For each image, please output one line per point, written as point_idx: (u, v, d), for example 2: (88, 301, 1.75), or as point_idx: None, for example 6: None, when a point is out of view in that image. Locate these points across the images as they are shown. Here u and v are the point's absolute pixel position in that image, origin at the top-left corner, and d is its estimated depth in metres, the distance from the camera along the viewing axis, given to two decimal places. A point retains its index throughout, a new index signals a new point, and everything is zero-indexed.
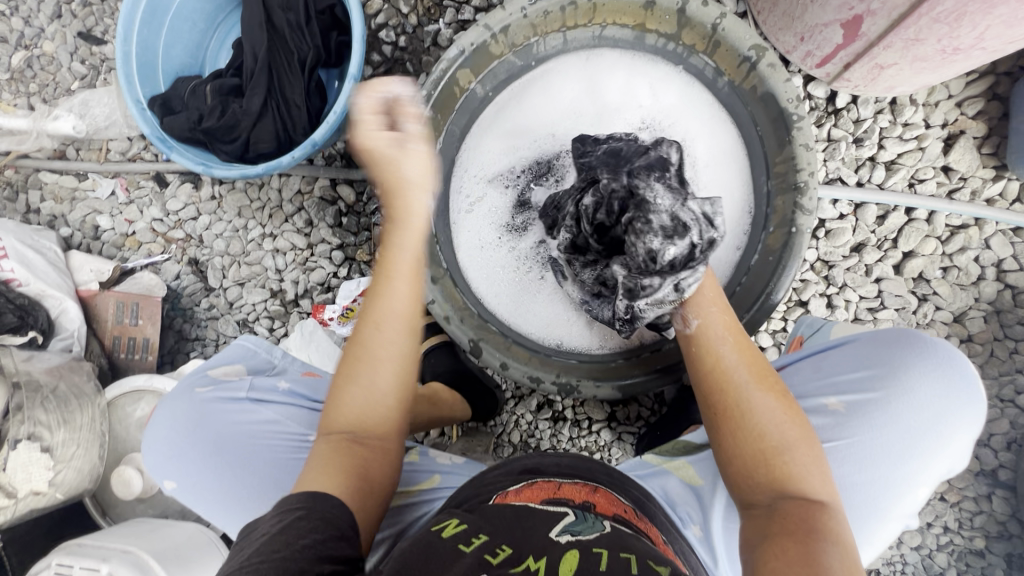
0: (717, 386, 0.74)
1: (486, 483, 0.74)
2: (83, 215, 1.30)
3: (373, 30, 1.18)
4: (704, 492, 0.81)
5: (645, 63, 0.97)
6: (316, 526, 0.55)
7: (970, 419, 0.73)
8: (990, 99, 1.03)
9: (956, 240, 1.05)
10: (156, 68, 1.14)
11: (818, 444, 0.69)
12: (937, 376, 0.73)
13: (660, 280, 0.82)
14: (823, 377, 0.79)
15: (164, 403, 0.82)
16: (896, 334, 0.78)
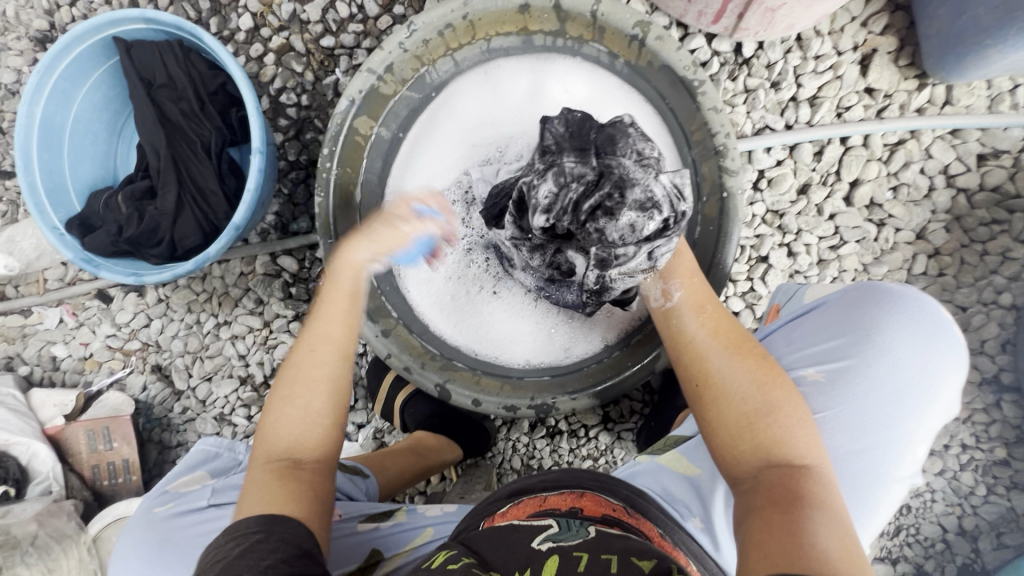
0: (694, 359, 0.73)
1: (475, 515, 0.72)
2: (37, 349, 1.28)
3: (273, 96, 1.16)
4: (702, 481, 0.79)
5: (544, 63, 0.94)
6: (278, 547, 0.56)
7: (951, 366, 0.70)
8: (894, 11, 1.01)
9: (897, 157, 1.02)
10: (67, 190, 1.12)
11: (802, 405, 0.66)
12: (911, 329, 0.71)
13: (635, 249, 0.72)
14: (799, 349, 0.76)
15: (121, 538, 0.71)
16: (863, 290, 0.75)
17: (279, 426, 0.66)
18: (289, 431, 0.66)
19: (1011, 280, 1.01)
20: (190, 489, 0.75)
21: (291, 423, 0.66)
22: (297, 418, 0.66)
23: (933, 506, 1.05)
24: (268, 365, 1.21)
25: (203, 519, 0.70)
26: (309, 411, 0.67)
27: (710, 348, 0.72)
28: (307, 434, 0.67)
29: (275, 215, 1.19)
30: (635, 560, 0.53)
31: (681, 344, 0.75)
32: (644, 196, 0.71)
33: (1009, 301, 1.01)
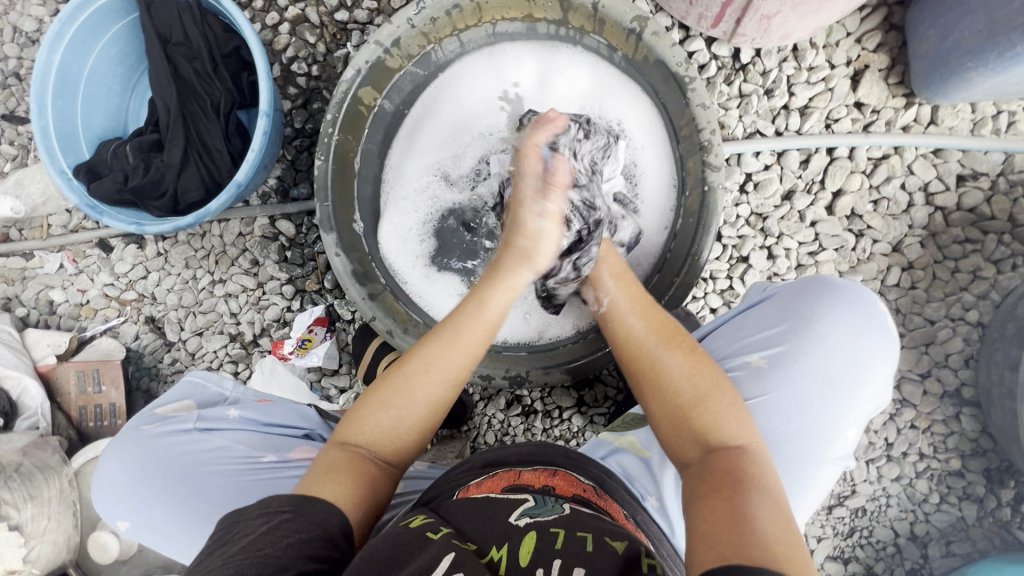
0: (635, 354, 0.72)
1: (446, 482, 0.73)
2: (36, 292, 1.31)
3: (285, 64, 1.20)
4: (655, 462, 0.77)
5: (549, 51, 0.98)
6: (300, 529, 0.56)
7: (883, 353, 0.70)
8: (888, 30, 1.05)
9: (880, 171, 1.06)
10: (78, 138, 1.15)
11: (734, 390, 0.65)
12: (846, 317, 0.71)
13: (559, 263, 0.84)
14: (745, 337, 0.75)
15: (108, 447, 0.75)
16: (806, 283, 0.75)
17: (369, 422, 0.68)
18: (371, 429, 0.68)
19: (979, 298, 1.04)
20: (177, 414, 0.78)
21: (384, 420, 0.68)
22: (383, 423, 0.68)
23: (888, 510, 1.08)
24: (258, 325, 1.24)
25: (185, 443, 0.73)
26: (409, 403, 0.68)
27: (646, 343, 0.72)
28: (393, 433, 0.68)
29: (277, 179, 1.22)
30: (608, 540, 0.57)
31: (621, 341, 0.76)
32: None
33: (975, 318, 1.04)
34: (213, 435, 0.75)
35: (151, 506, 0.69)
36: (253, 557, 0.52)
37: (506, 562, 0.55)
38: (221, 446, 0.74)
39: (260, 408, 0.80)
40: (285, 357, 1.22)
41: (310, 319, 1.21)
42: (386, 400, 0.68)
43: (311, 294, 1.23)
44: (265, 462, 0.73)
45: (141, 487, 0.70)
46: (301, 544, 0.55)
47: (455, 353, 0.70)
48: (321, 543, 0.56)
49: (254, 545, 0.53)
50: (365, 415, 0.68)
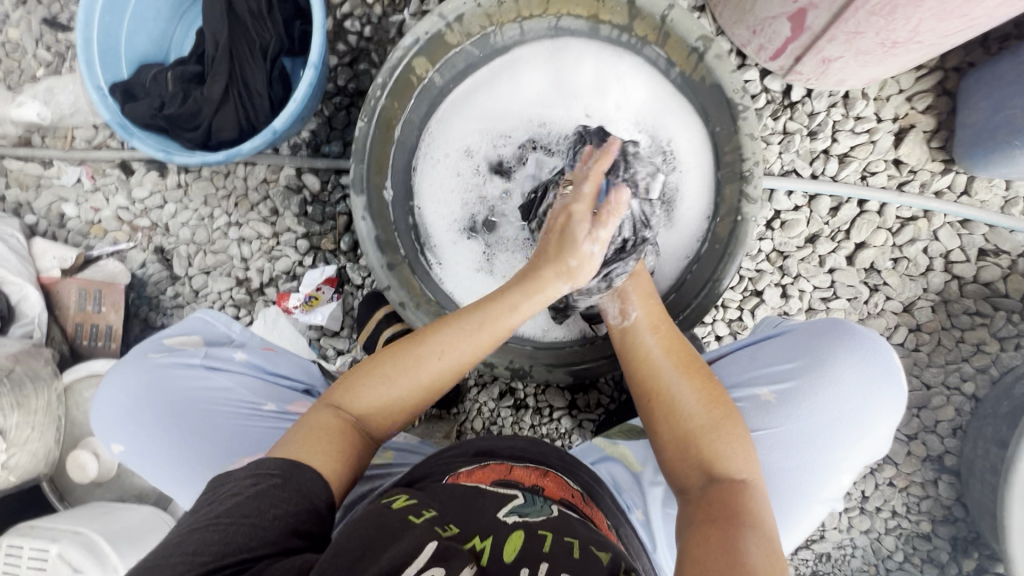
0: (648, 376, 0.72)
1: (434, 463, 0.73)
2: (49, 202, 1.30)
3: (339, 20, 1.19)
4: (645, 477, 0.78)
5: (610, 54, 0.98)
6: (289, 499, 0.57)
7: (889, 406, 0.71)
8: (939, 94, 1.06)
9: (906, 231, 1.07)
10: (119, 56, 1.13)
11: (743, 424, 0.66)
12: (862, 366, 0.71)
13: (593, 281, 0.79)
14: (756, 367, 0.76)
15: (114, 370, 0.75)
16: (825, 324, 0.75)
17: (366, 389, 0.68)
18: (369, 396, 0.68)
19: (978, 371, 1.06)
20: (184, 348, 0.77)
21: (374, 391, 0.69)
22: (380, 392, 0.69)
23: (851, 560, 1.11)
24: (267, 274, 1.24)
25: (191, 380, 0.73)
26: (403, 383, 0.69)
27: (662, 367, 0.71)
28: (378, 403, 0.69)
29: (311, 132, 1.22)
30: (594, 549, 0.57)
31: (635, 360, 0.74)
32: (602, 230, 0.80)
33: (971, 390, 1.06)
34: (217, 376, 0.75)
35: (150, 437, 0.70)
36: (241, 523, 0.53)
37: (490, 553, 0.54)
38: (225, 388, 0.74)
39: (266, 356, 0.79)
40: (289, 310, 1.22)
41: (321, 277, 1.21)
42: (405, 369, 0.68)
43: (325, 253, 1.23)
44: (264, 411, 0.73)
45: (142, 417, 0.70)
46: (285, 517, 0.55)
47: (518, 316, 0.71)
48: (309, 516, 0.57)
49: (240, 512, 0.54)
50: (355, 389, 0.69)
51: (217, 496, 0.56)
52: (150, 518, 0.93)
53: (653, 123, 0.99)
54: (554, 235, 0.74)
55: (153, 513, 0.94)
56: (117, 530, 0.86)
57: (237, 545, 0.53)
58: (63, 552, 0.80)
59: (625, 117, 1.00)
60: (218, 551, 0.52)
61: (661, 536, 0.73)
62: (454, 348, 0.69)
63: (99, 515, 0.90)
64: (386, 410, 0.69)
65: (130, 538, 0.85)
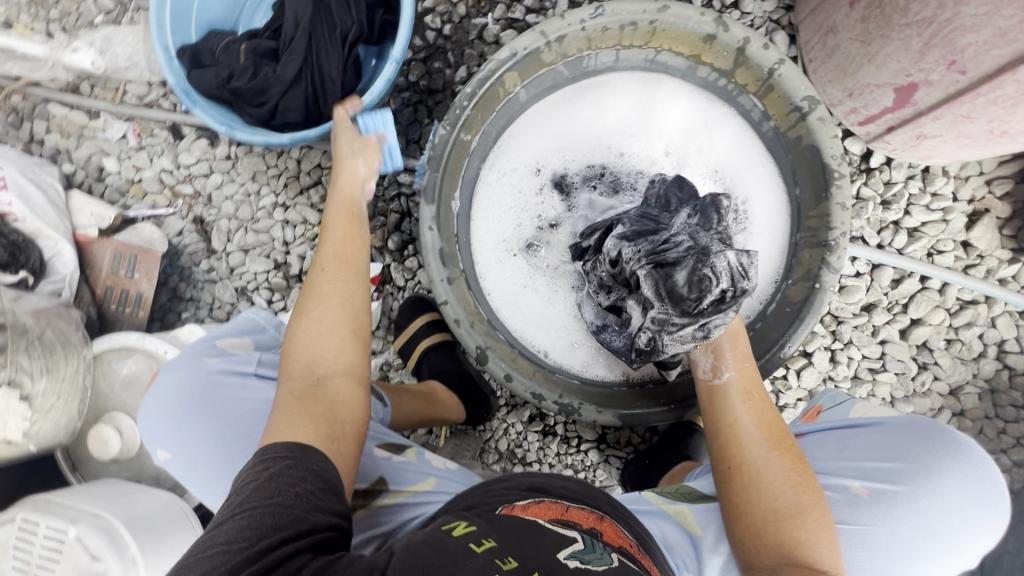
0: (736, 442, 0.73)
1: (486, 494, 0.73)
2: (89, 154, 1.25)
3: (419, 13, 1.15)
4: (703, 543, 0.76)
5: (704, 99, 0.96)
6: (305, 476, 0.58)
7: (993, 527, 0.67)
8: (1019, 182, 1.04)
9: (964, 314, 1.06)
10: (189, 19, 1.09)
11: (829, 512, 0.67)
12: (969, 480, 0.67)
13: (688, 321, 0.76)
14: (847, 458, 0.73)
15: (168, 368, 0.74)
16: (929, 427, 0.72)
17: (301, 340, 0.73)
18: (314, 347, 0.72)
19: (1016, 464, 1.05)
20: (237, 352, 0.75)
21: (309, 339, 0.73)
22: (308, 334, 0.73)
23: None
24: (307, 261, 1.21)
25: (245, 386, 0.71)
26: (320, 321, 0.74)
27: (750, 437, 0.73)
28: (325, 350, 0.73)
29: None
30: None
31: (722, 424, 0.76)
32: (693, 275, 0.74)
33: (1005, 482, 1.05)
34: (270, 385, 0.72)
35: (202, 445, 0.67)
36: (263, 506, 0.54)
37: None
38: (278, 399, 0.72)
39: None
40: None
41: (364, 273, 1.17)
42: (327, 295, 0.77)
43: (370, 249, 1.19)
44: None
45: (195, 421, 0.68)
46: (308, 494, 0.57)
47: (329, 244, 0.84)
48: (327, 494, 0.58)
49: (259, 495, 0.55)
50: (295, 341, 0.73)
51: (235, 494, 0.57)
52: (168, 507, 0.88)
53: (732, 178, 0.96)
54: (353, 172, 0.96)
55: (171, 499, 0.91)
56: (136, 515, 0.83)
57: (267, 528, 0.53)
58: (80, 536, 0.77)
59: (704, 166, 0.97)
60: (252, 536, 0.53)
61: None
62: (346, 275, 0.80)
63: (117, 495, 0.87)
64: (338, 351, 0.73)
65: (149, 526, 0.82)
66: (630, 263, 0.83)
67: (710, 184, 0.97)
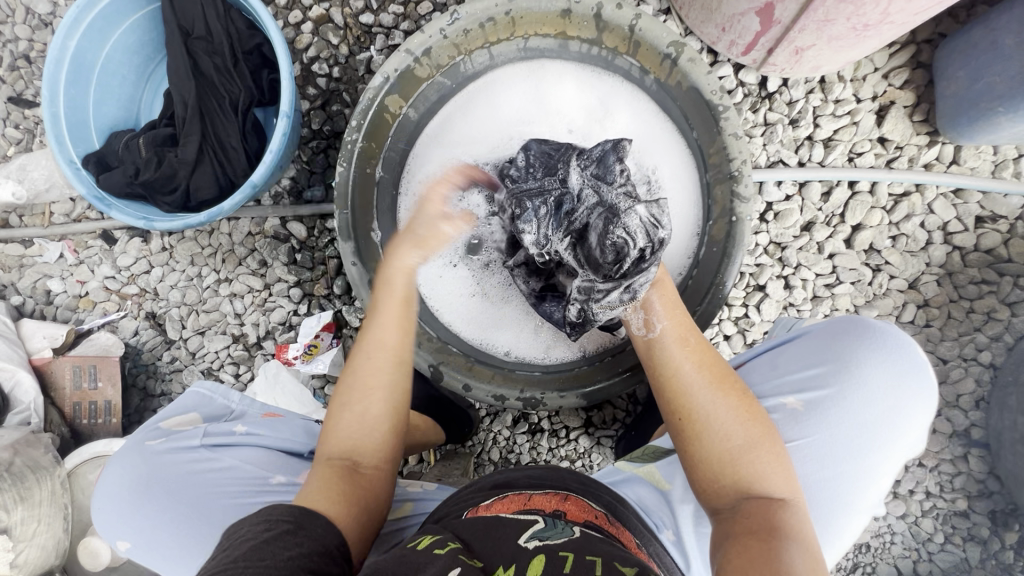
0: (681, 391, 0.70)
1: (456, 501, 0.73)
2: (33, 281, 1.27)
3: (306, 64, 1.18)
4: (674, 496, 0.78)
5: (591, 73, 0.96)
6: (302, 542, 0.54)
7: (922, 402, 0.70)
8: (915, 68, 1.05)
9: (901, 208, 1.06)
10: (88, 127, 1.12)
11: (779, 439, 0.66)
12: (888, 365, 0.71)
13: (613, 285, 0.75)
14: (781, 374, 0.75)
15: (113, 462, 0.73)
16: (844, 325, 0.75)
17: (339, 423, 0.67)
18: (347, 429, 0.67)
19: (992, 340, 1.04)
20: (182, 429, 0.75)
21: (348, 424, 0.67)
22: (354, 419, 0.67)
23: (891, 547, 1.08)
24: (263, 327, 1.22)
25: (192, 461, 0.70)
26: (365, 411, 0.67)
27: (693, 382, 0.70)
28: (362, 437, 0.67)
29: (291, 179, 1.20)
30: (618, 565, 0.54)
31: (664, 377, 0.73)
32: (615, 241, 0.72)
33: (987, 360, 1.04)
34: (219, 453, 0.72)
35: (159, 529, 0.66)
36: (253, 566, 0.49)
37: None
38: (228, 465, 0.71)
39: (269, 424, 0.77)
40: (290, 362, 1.19)
41: (318, 324, 1.18)
42: (367, 388, 0.68)
43: (319, 299, 1.21)
44: (273, 484, 0.70)
45: (147, 510, 0.67)
46: (302, 557, 0.52)
47: (381, 330, 0.70)
48: (320, 556, 0.54)
49: (253, 555, 0.51)
50: (336, 424, 0.67)
51: (227, 547, 0.53)
52: None
53: (643, 149, 0.95)
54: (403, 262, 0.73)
55: None
56: None
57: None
58: None
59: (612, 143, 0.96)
60: None
61: (692, 551, 0.73)
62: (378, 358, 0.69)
63: None
64: (369, 439, 0.67)
65: None
66: (541, 246, 0.81)
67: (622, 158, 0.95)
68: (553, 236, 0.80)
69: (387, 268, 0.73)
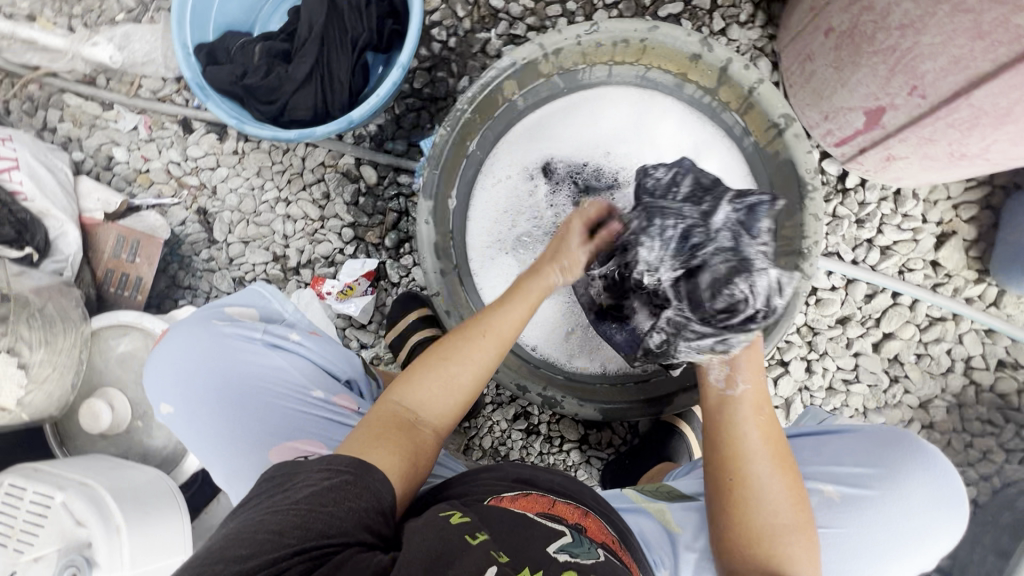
0: (738, 459, 0.69)
1: (472, 483, 0.70)
2: (99, 143, 1.30)
3: (427, 25, 1.22)
4: (680, 540, 0.75)
5: (696, 119, 1.01)
6: (361, 494, 0.55)
7: (950, 529, 0.72)
8: (984, 208, 1.11)
9: (933, 329, 1.11)
10: (208, 19, 1.15)
11: (815, 531, 0.67)
12: (933, 486, 0.72)
13: (711, 334, 0.73)
14: (824, 462, 0.76)
15: (177, 327, 0.75)
16: (899, 436, 0.76)
17: (420, 382, 0.67)
18: (426, 393, 0.67)
19: (982, 478, 1.09)
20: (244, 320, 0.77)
21: (431, 387, 0.67)
22: (438, 384, 0.67)
23: None
24: (305, 255, 1.24)
25: (252, 352, 0.72)
26: (451, 382, 0.68)
27: (754, 452, 0.69)
28: (438, 400, 0.67)
29: (378, 127, 1.24)
30: None
31: (726, 435, 0.72)
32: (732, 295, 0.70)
33: (972, 494, 1.09)
34: (274, 353, 0.73)
35: (211, 405, 0.70)
36: (320, 511, 0.52)
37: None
38: (281, 367, 0.73)
39: (316, 341, 0.78)
40: (322, 296, 1.21)
41: (360, 268, 1.21)
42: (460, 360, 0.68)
43: (367, 245, 1.23)
44: (312, 398, 0.72)
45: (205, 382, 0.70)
46: (362, 513, 0.54)
47: (508, 318, 0.71)
48: (376, 516, 0.55)
49: (320, 498, 0.53)
50: (415, 382, 0.67)
51: (286, 486, 0.55)
52: (154, 481, 0.91)
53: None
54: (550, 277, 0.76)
55: (157, 475, 0.93)
56: (124, 488, 0.85)
57: (313, 533, 0.51)
58: (67, 502, 0.79)
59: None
60: (301, 537, 0.51)
61: None
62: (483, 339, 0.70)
63: (104, 468, 0.89)
64: (446, 407, 0.68)
65: (136, 499, 0.84)
66: (652, 270, 0.75)
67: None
68: (666, 265, 0.74)
69: (543, 273, 0.76)
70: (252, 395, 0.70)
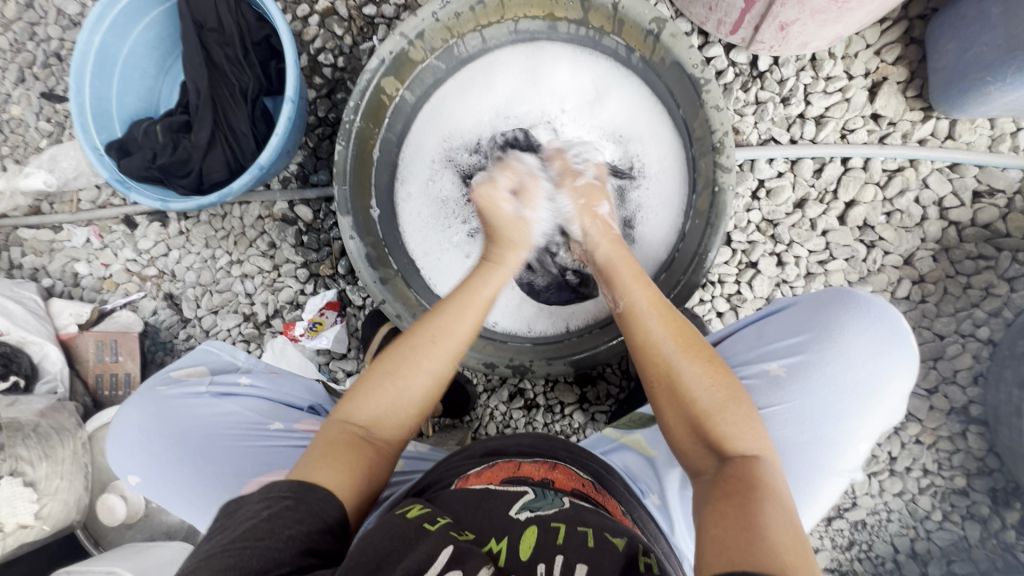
0: (652, 358, 0.70)
1: (445, 468, 0.73)
2: (62, 264, 1.33)
3: (313, 55, 1.24)
4: (658, 462, 0.81)
5: (587, 58, 1.02)
6: (302, 518, 0.55)
7: (902, 368, 0.76)
8: (908, 44, 1.06)
9: (895, 183, 1.06)
10: (111, 116, 1.19)
11: (750, 402, 0.66)
12: (870, 331, 0.77)
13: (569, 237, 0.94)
14: (767, 344, 0.82)
15: (127, 402, 0.85)
16: (833, 294, 0.81)
17: (370, 399, 0.68)
18: (377, 405, 0.68)
19: (991, 315, 1.04)
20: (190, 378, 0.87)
21: (381, 403, 0.68)
22: (387, 396, 0.69)
23: (888, 525, 1.08)
24: (271, 306, 1.28)
25: (199, 403, 0.83)
26: (401, 393, 0.69)
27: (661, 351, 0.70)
28: (390, 414, 0.68)
29: (298, 165, 1.26)
30: (609, 536, 0.57)
31: (637, 344, 0.73)
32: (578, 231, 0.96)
33: (986, 335, 1.04)
34: (222, 400, 0.84)
35: (170, 460, 0.79)
36: (252, 548, 0.51)
37: (507, 553, 0.54)
38: (230, 411, 0.84)
39: (271, 379, 0.90)
40: (295, 339, 1.25)
41: (322, 302, 1.24)
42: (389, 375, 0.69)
43: (325, 279, 1.26)
44: (273, 430, 0.82)
45: (159, 442, 0.80)
46: (301, 537, 0.54)
47: (461, 325, 0.73)
48: (321, 535, 0.56)
49: (253, 536, 0.53)
50: (360, 392, 0.69)
51: (227, 525, 0.54)
52: (180, 553, 0.98)
53: (631, 134, 1.02)
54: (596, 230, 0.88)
55: (181, 547, 1.00)
56: (149, 567, 0.92)
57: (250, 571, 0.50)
58: None
59: (602, 127, 1.03)
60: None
61: (677, 516, 0.75)
62: (438, 343, 0.71)
63: (132, 553, 0.96)
64: (398, 421, 0.69)
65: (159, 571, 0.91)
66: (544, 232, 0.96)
67: (608, 143, 1.03)
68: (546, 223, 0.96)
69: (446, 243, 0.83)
70: (205, 441, 0.80)
